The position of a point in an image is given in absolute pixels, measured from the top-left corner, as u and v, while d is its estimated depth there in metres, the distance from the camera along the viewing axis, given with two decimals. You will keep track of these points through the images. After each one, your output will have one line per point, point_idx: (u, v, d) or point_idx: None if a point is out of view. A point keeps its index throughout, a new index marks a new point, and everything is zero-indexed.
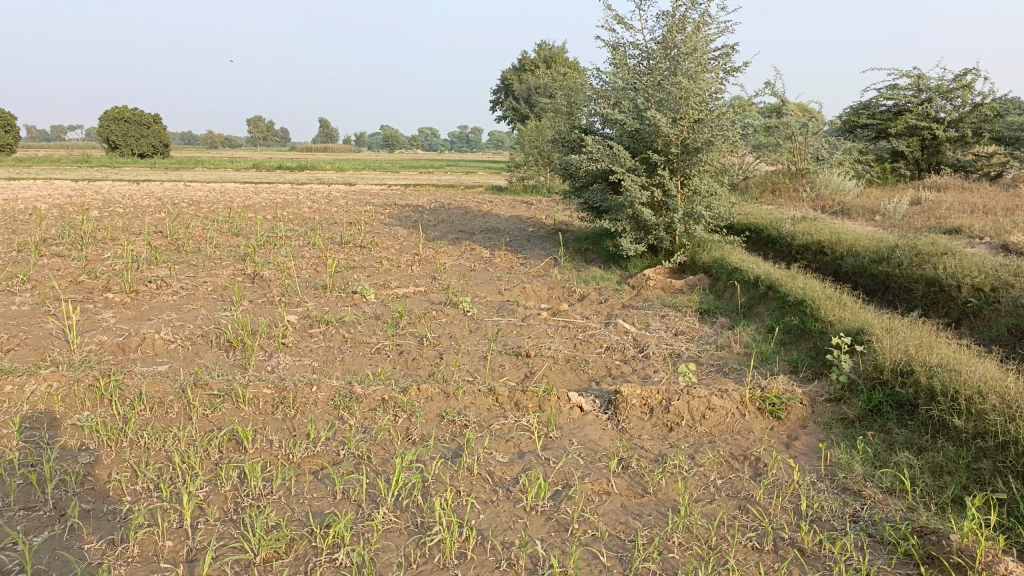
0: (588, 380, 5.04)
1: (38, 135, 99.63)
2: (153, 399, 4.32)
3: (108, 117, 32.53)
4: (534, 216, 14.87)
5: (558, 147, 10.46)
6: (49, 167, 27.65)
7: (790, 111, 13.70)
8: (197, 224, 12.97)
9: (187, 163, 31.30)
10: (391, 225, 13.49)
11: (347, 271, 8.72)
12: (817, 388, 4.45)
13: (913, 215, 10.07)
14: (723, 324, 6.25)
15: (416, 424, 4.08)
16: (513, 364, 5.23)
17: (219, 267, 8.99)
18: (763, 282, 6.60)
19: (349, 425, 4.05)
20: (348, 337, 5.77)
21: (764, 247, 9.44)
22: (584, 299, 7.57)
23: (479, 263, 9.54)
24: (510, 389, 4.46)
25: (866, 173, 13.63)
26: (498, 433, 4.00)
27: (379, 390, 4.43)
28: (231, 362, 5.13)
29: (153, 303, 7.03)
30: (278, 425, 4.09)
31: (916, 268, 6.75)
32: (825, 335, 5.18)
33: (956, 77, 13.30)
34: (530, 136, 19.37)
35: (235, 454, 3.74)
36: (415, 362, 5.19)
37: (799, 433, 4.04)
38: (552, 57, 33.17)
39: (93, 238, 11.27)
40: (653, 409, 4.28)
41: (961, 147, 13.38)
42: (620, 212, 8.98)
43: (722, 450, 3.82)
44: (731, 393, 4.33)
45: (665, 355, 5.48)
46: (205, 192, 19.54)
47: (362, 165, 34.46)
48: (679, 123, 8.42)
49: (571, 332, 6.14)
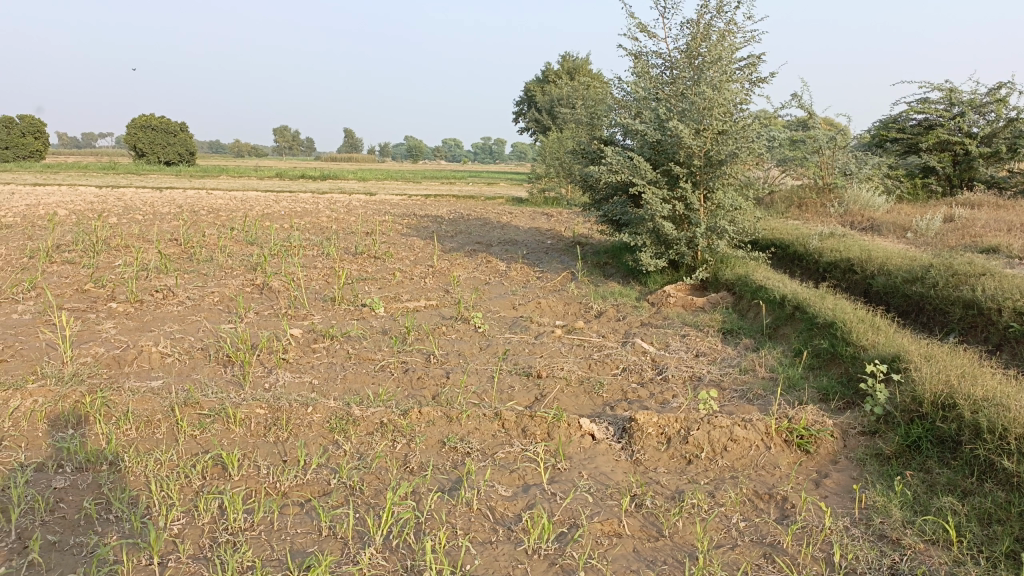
0: (602, 404, 4.75)
1: (68, 142, 101.10)
2: (139, 418, 4.10)
3: (135, 124, 32.69)
4: (553, 228, 14.61)
5: (578, 159, 10.19)
6: (76, 174, 27.83)
7: (817, 125, 13.35)
8: (212, 232, 12.83)
9: (211, 171, 31.41)
10: (408, 236, 13.27)
11: (357, 283, 8.50)
12: (849, 419, 4.12)
13: (946, 233, 9.68)
14: (747, 346, 5.93)
15: (415, 452, 3.82)
16: (523, 385, 4.95)
17: (228, 277, 8.81)
18: (790, 302, 6.28)
19: (344, 450, 3.79)
20: (352, 353, 5.53)
21: (790, 264, 9.09)
22: (601, 316, 7.28)
23: (494, 276, 9.27)
24: (517, 415, 4.17)
25: (895, 189, 13.24)
26: (503, 463, 3.72)
27: (378, 412, 4.16)
28: (227, 378, 4.89)
29: (156, 313, 6.84)
30: (268, 449, 3.83)
31: (952, 289, 6.39)
32: (857, 361, 4.85)
33: (990, 91, 12.86)
34: (551, 148, 19.10)
35: (218, 481, 3.49)
36: (419, 383, 4.92)
37: (829, 470, 3.72)
38: (575, 69, 32.99)
39: (107, 245, 11.16)
40: (671, 438, 3.98)
41: (995, 163, 12.94)
42: (641, 225, 8.70)
43: (745, 487, 3.52)
44: (756, 423, 4.02)
45: (684, 379, 5.18)
46: (226, 200, 19.46)
47: (384, 176, 34.39)
48: (702, 135, 8.13)
49: (585, 351, 5.85)
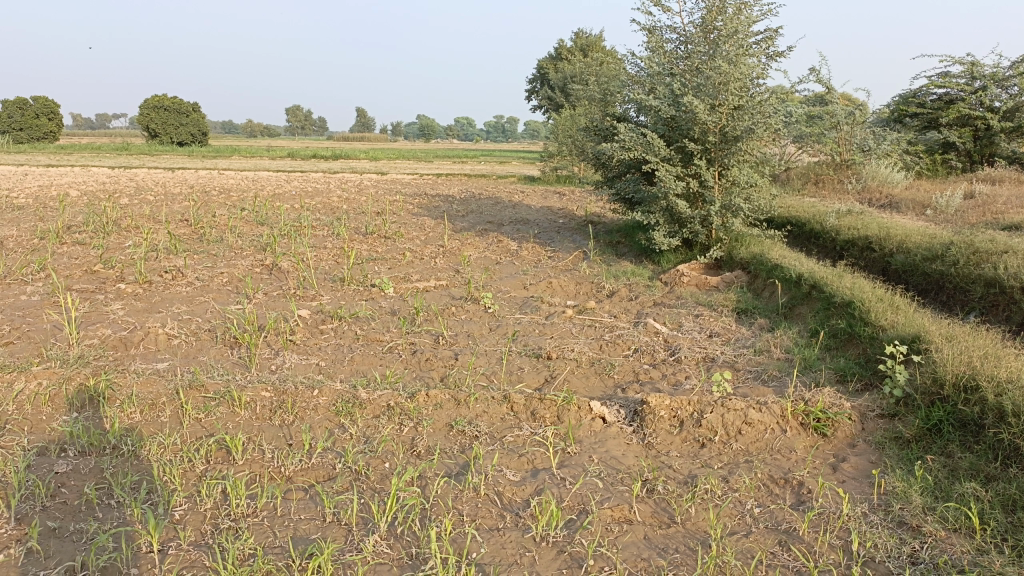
0: (613, 386, 4.66)
1: (83, 123, 101.53)
2: (144, 401, 4.06)
3: (148, 105, 32.66)
4: (565, 207, 14.47)
5: (591, 136, 10.02)
6: (89, 155, 27.87)
7: (835, 100, 13.09)
8: (223, 213, 12.78)
9: (223, 152, 31.39)
10: (419, 215, 13.17)
11: (367, 263, 8.43)
12: (868, 402, 4.02)
13: (967, 210, 9.47)
14: (762, 326, 5.81)
15: (422, 435, 3.75)
16: (533, 367, 4.87)
17: (237, 258, 8.76)
18: (806, 281, 6.14)
19: (350, 434, 3.73)
20: (360, 334, 5.46)
21: (806, 242, 8.94)
22: (613, 296, 7.17)
23: (505, 256, 9.17)
24: (526, 397, 4.09)
25: (914, 165, 12.98)
26: (511, 446, 3.64)
27: (384, 395, 4.09)
28: (234, 360, 4.84)
29: (165, 294, 6.79)
30: (274, 432, 3.78)
31: (973, 267, 6.24)
32: (875, 342, 4.73)
33: (1013, 64, 12.55)
34: (564, 126, 18.90)
35: (221, 465, 3.44)
36: (427, 364, 4.85)
37: (846, 454, 3.62)
38: (589, 47, 32.56)
39: (117, 226, 11.13)
40: (684, 422, 3.89)
41: (1016, 138, 12.64)
42: (654, 204, 8.56)
43: (760, 472, 3.43)
44: (771, 406, 3.92)
45: (698, 360, 5.08)
46: (238, 180, 19.41)
47: (396, 155, 34.23)
48: (717, 111, 7.96)
49: (597, 332, 5.76)
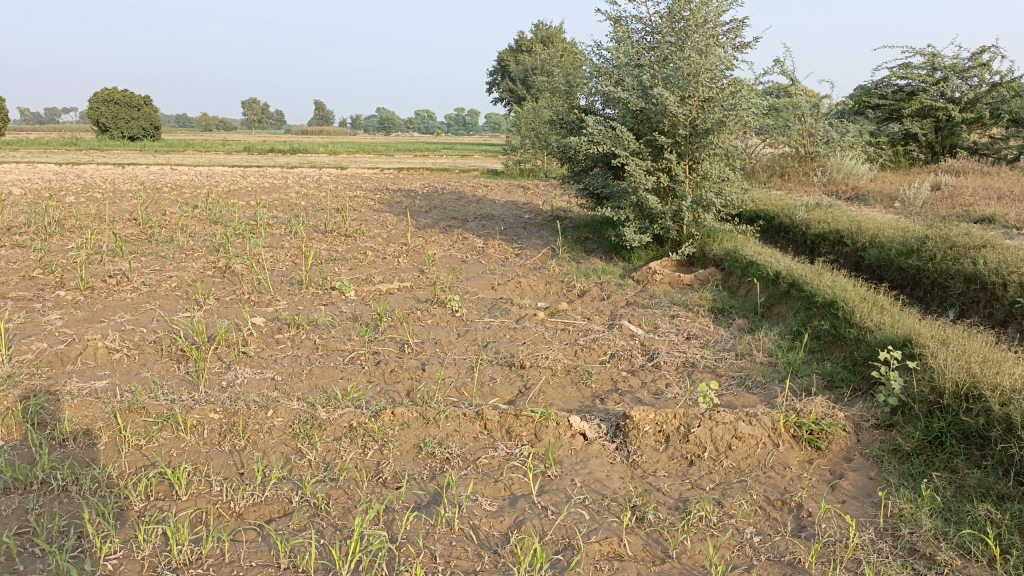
0: (591, 397, 4.39)
1: (30, 118, 98.41)
2: (78, 428, 3.68)
3: (97, 99, 31.56)
4: (530, 201, 14.19)
5: (556, 129, 9.71)
6: (36, 151, 26.80)
7: (800, 91, 12.99)
8: (174, 211, 12.23)
9: (176, 146, 30.44)
10: (380, 211, 12.78)
11: (326, 264, 8.04)
12: (861, 411, 3.80)
13: (935, 202, 9.41)
14: (741, 327, 5.59)
15: (388, 460, 3.44)
16: (505, 377, 4.57)
17: (188, 260, 8.30)
18: (784, 279, 5.93)
19: (308, 460, 3.40)
20: (319, 343, 5.10)
21: (775, 236, 8.78)
22: (584, 296, 6.91)
23: (471, 254, 8.86)
24: (500, 413, 3.79)
25: (878, 157, 12.93)
26: (486, 470, 3.35)
27: (346, 414, 3.76)
28: (181, 376, 4.45)
29: (108, 302, 6.35)
30: (223, 460, 3.43)
31: (951, 262, 6.09)
32: (862, 345, 4.53)
33: (974, 55, 12.54)
34: (526, 119, 18.59)
35: (163, 502, 3.09)
36: (392, 377, 4.53)
37: (844, 469, 3.41)
38: (550, 37, 32.19)
39: (60, 227, 10.55)
40: (669, 437, 3.63)
41: (977, 129, 12.64)
42: (623, 199, 8.30)
43: (756, 492, 3.18)
44: (761, 418, 3.68)
45: (678, 366, 4.84)
46: (191, 176, 18.73)
47: (355, 148, 33.58)
48: (688, 103, 7.72)
49: (571, 335, 5.48)
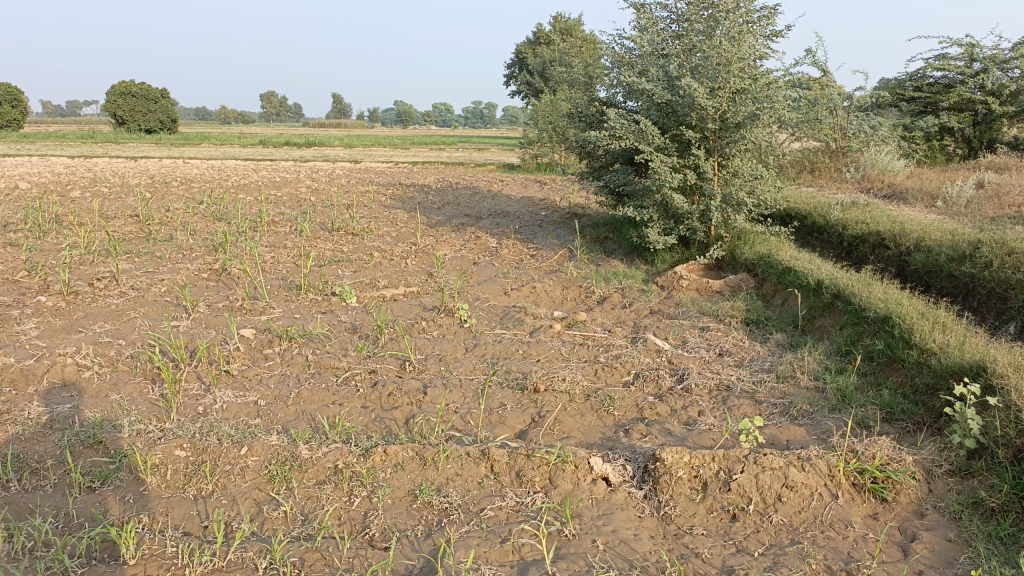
0: (614, 427, 3.86)
1: (53, 110, 99.16)
2: (24, 467, 3.21)
3: (115, 91, 31.27)
4: (547, 197, 13.64)
5: (575, 122, 9.16)
6: (52, 144, 26.59)
7: (831, 83, 12.31)
8: (178, 206, 11.78)
9: (192, 139, 30.13)
10: (391, 208, 12.26)
11: (328, 266, 7.55)
12: (932, 453, 3.26)
13: (980, 201, 8.76)
14: (780, 343, 5.04)
15: (377, 511, 2.94)
16: (516, 404, 4.06)
17: (184, 260, 7.83)
18: (827, 289, 5.36)
19: (283, 511, 2.90)
20: (311, 360, 4.60)
21: (808, 237, 8.20)
22: (604, 303, 6.38)
23: (484, 256, 8.34)
24: (509, 453, 3.26)
25: (913, 152, 12.23)
26: (492, 527, 2.85)
27: (331, 453, 3.26)
28: (152, 401, 3.98)
29: (91, 308, 5.89)
30: (186, 509, 2.96)
31: (1011, 270, 5.50)
32: (924, 370, 3.98)
33: (1015, 45, 11.79)
34: (544, 112, 17.99)
35: (106, 567, 2.61)
36: (389, 403, 4.03)
37: (917, 529, 2.88)
38: (568, 30, 31.39)
39: (58, 223, 10.13)
40: (707, 484, 3.10)
41: (1019, 123, 11.89)
42: (647, 198, 7.74)
43: (814, 560, 2.66)
44: (817, 464, 3.14)
45: (711, 390, 4.30)
46: (202, 170, 18.36)
47: (371, 141, 33.10)
48: (718, 94, 7.14)
49: (590, 351, 4.95)
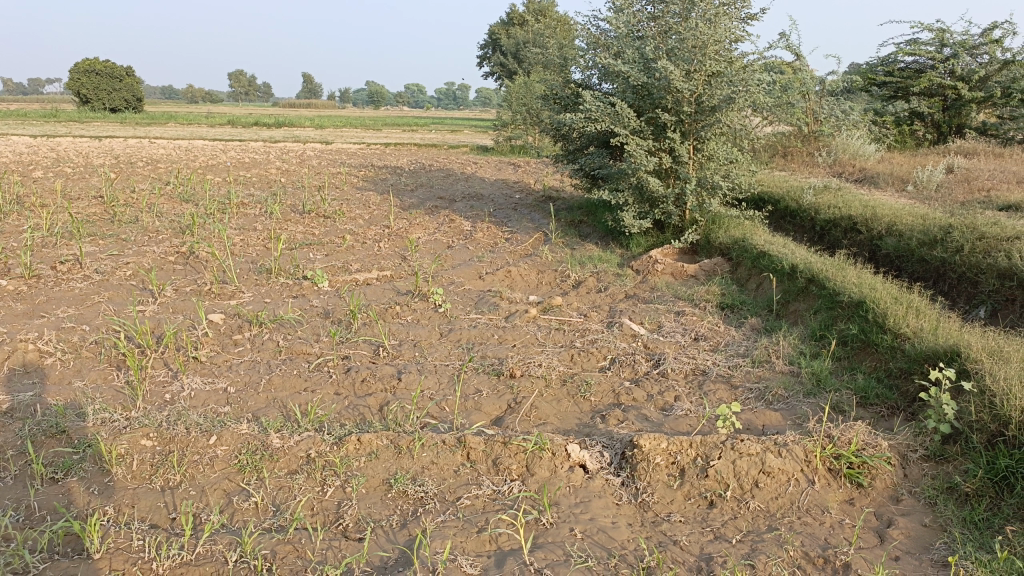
0: (591, 412, 3.83)
1: (14, 88, 96.68)
2: None
3: (79, 69, 30.54)
4: (521, 180, 13.55)
5: (549, 104, 9.08)
6: (13, 123, 25.87)
7: (804, 67, 12.34)
8: (144, 187, 11.52)
9: (158, 119, 29.48)
10: (364, 190, 12.10)
11: (300, 250, 7.41)
12: (907, 438, 3.27)
13: (950, 186, 8.85)
14: (756, 328, 5.04)
15: (350, 500, 2.88)
16: (492, 390, 4.01)
17: (151, 243, 7.65)
18: (802, 273, 5.37)
19: (254, 502, 2.83)
20: (282, 346, 4.51)
21: (781, 222, 8.23)
22: (579, 287, 6.34)
23: (458, 239, 8.26)
24: (485, 440, 3.21)
25: (884, 137, 12.32)
26: (469, 516, 2.80)
27: (304, 442, 3.19)
28: (117, 389, 3.87)
29: (54, 292, 5.72)
30: (153, 501, 2.87)
31: (981, 255, 5.55)
32: (898, 355, 4.00)
33: (985, 31, 11.89)
34: (518, 93, 17.86)
35: (69, 562, 2.52)
36: (362, 389, 3.96)
37: (892, 514, 2.89)
38: (542, 10, 31.13)
39: (19, 204, 9.85)
40: (684, 471, 3.08)
41: (987, 108, 12.03)
42: (622, 181, 7.70)
43: (792, 547, 2.65)
44: (794, 449, 3.13)
45: (687, 375, 4.29)
46: (169, 150, 17.96)
47: (343, 122, 32.70)
48: (694, 77, 7.10)
49: (566, 336, 4.91)
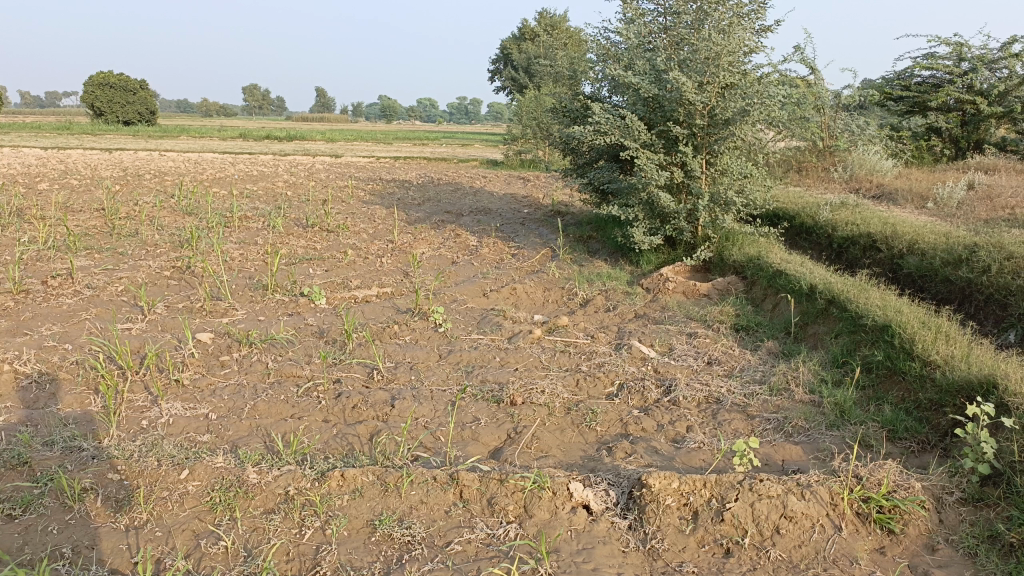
0: (596, 444, 3.57)
1: (31, 101, 97.73)
2: None
3: (93, 82, 30.59)
4: (531, 195, 13.32)
5: (558, 117, 8.86)
6: (25, 135, 25.92)
7: (819, 81, 12.07)
8: (148, 200, 11.34)
9: (170, 131, 29.50)
10: (370, 204, 11.90)
11: (299, 265, 7.20)
12: (942, 479, 3.00)
13: (971, 203, 8.54)
14: (772, 352, 4.76)
15: (331, 544, 2.62)
16: (491, 418, 3.75)
17: (147, 257, 7.44)
18: (821, 294, 5.09)
19: (223, 547, 2.58)
20: (271, 368, 4.27)
21: (797, 239, 7.96)
22: (587, 306, 6.08)
23: (463, 255, 8.02)
24: (479, 478, 2.96)
25: (900, 152, 12.01)
26: (459, 565, 2.54)
27: (284, 478, 2.95)
28: (91, 414, 3.63)
29: (41, 309, 5.51)
30: (115, 543, 2.62)
31: (1010, 276, 5.26)
32: (928, 385, 3.71)
33: (1004, 45, 11.61)
34: (527, 107, 17.67)
35: None
36: (353, 417, 3.71)
37: (928, 567, 2.61)
38: (553, 25, 31.00)
39: (19, 216, 9.69)
40: (698, 514, 2.81)
41: (1006, 124, 11.71)
42: (632, 196, 7.45)
43: None
44: (818, 491, 2.86)
45: (700, 403, 4.02)
46: (177, 163, 17.85)
47: (353, 136, 32.66)
48: (706, 89, 6.85)
49: (572, 359, 4.65)
